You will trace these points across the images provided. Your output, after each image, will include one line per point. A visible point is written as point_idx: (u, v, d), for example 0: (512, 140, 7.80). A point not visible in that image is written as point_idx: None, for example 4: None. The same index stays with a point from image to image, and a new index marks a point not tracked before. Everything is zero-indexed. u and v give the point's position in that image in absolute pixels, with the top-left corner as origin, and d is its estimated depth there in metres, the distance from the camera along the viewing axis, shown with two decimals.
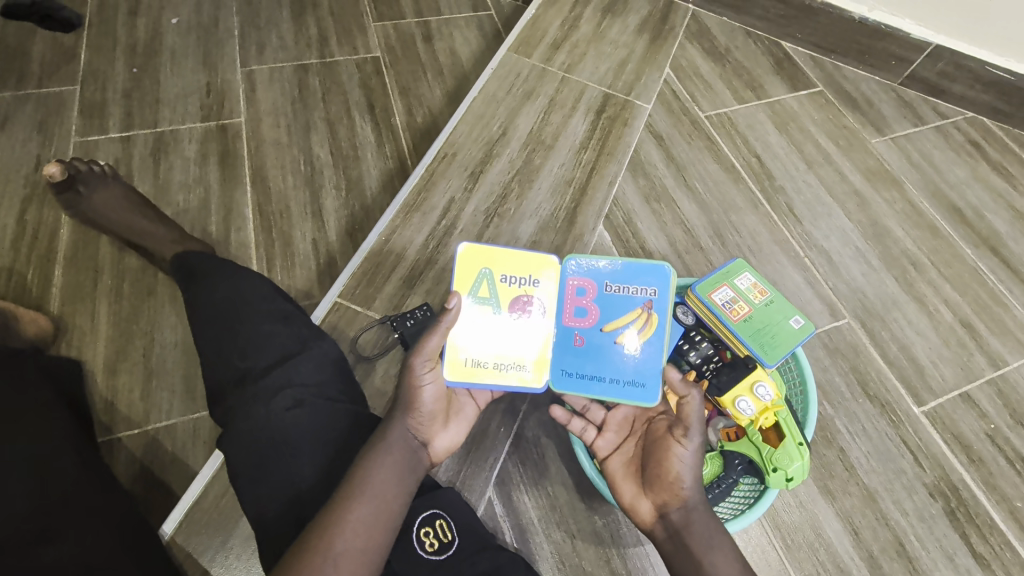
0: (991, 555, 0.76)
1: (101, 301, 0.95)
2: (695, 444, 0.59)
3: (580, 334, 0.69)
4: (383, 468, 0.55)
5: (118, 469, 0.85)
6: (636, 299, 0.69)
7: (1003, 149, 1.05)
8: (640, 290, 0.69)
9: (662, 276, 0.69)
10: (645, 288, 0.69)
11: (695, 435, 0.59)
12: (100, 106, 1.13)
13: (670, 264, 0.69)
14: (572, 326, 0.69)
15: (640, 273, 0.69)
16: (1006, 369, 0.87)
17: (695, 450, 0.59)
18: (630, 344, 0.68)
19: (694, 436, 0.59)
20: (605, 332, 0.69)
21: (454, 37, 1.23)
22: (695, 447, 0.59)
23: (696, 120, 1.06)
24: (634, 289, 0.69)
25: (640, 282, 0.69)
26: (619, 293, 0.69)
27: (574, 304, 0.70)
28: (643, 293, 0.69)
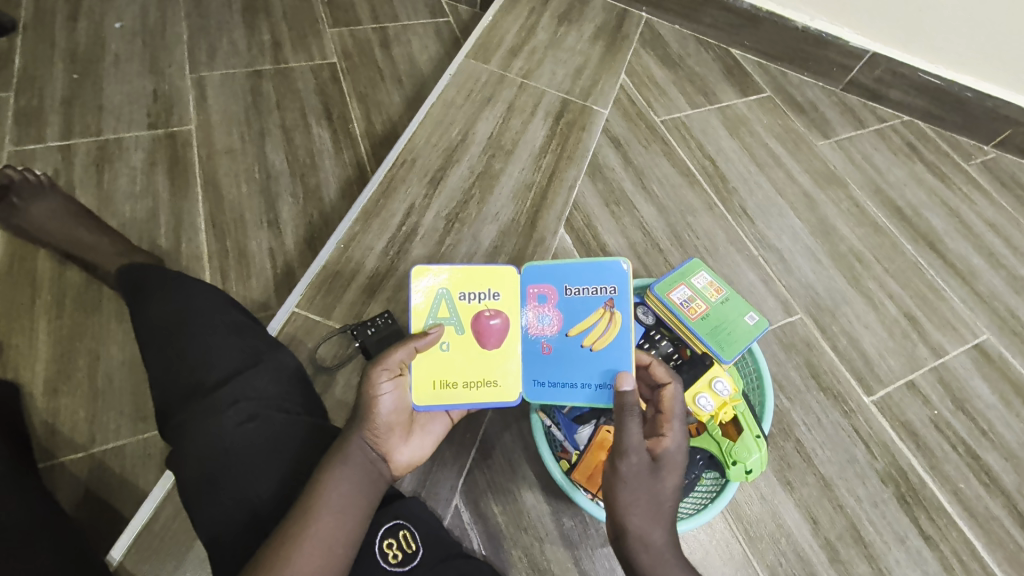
0: (938, 536, 0.79)
1: (40, 319, 0.90)
2: (629, 471, 0.54)
3: (547, 341, 0.68)
4: (340, 483, 0.53)
5: (60, 496, 0.80)
6: (597, 299, 0.68)
7: (936, 150, 1.11)
8: (602, 290, 0.68)
9: (620, 273, 0.68)
10: (605, 286, 0.68)
11: (627, 461, 0.54)
12: (37, 114, 1.08)
13: (627, 259, 0.69)
14: (538, 334, 0.69)
15: (598, 272, 0.68)
16: (946, 358, 0.91)
17: (633, 478, 0.54)
18: (598, 347, 0.67)
19: (629, 462, 0.54)
20: (572, 338, 0.68)
21: (412, 43, 1.23)
22: (630, 475, 0.54)
23: (652, 125, 1.08)
24: (595, 289, 0.68)
25: (600, 282, 0.68)
26: (582, 297, 0.69)
27: (536, 312, 0.69)
28: (604, 291, 0.68)
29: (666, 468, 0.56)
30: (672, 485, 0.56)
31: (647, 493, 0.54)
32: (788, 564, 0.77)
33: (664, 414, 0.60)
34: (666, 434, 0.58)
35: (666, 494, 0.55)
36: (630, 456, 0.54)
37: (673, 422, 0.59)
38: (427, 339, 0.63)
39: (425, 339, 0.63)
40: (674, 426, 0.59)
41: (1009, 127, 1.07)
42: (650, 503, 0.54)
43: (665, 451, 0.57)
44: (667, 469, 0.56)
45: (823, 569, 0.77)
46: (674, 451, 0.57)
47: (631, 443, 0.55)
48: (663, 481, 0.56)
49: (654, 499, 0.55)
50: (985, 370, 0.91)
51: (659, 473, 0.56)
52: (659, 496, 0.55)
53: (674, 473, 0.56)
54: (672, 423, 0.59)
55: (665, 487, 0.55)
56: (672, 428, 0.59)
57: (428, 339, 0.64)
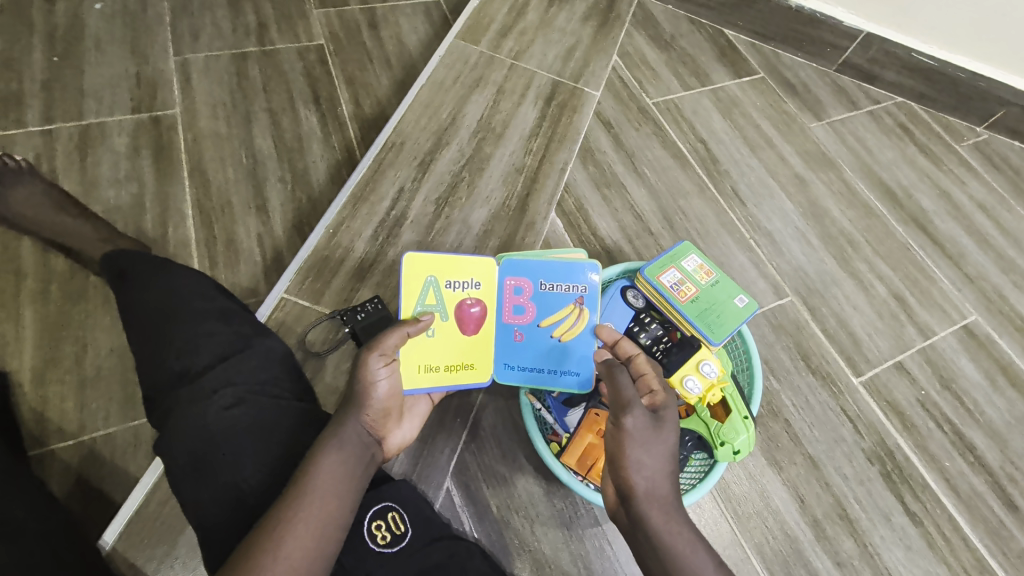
0: (923, 513, 0.81)
1: (25, 307, 0.89)
2: (635, 424, 0.54)
3: (519, 330, 0.72)
4: (334, 466, 0.52)
5: (51, 483, 0.79)
6: (569, 295, 0.72)
7: (928, 131, 1.11)
8: (574, 288, 0.72)
9: (592, 273, 0.72)
10: (576, 285, 0.72)
11: (630, 414, 0.54)
12: (16, 98, 1.05)
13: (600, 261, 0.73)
14: (511, 323, 0.72)
15: (571, 270, 0.72)
16: (934, 338, 0.92)
17: (638, 431, 0.54)
18: (565, 338, 0.72)
19: (633, 416, 0.54)
20: (541, 330, 0.72)
21: (401, 24, 1.20)
22: (636, 429, 0.54)
23: (643, 107, 1.07)
24: (567, 286, 0.72)
25: (573, 280, 0.72)
26: (555, 292, 0.72)
27: (512, 302, 0.72)
28: (575, 289, 0.72)
29: (667, 419, 0.56)
30: (674, 437, 0.55)
31: (655, 446, 0.53)
32: (775, 543, 0.78)
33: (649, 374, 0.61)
34: (660, 390, 0.59)
35: (672, 447, 0.54)
36: (632, 410, 0.55)
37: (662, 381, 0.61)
38: (419, 326, 0.63)
39: (415, 326, 0.63)
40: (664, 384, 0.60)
41: (1001, 107, 1.07)
42: (659, 456, 0.53)
43: (663, 404, 0.57)
44: (668, 424, 0.56)
45: (810, 545, 0.78)
46: (671, 403, 0.57)
47: (630, 398, 0.56)
48: (667, 432, 0.55)
49: (662, 451, 0.53)
50: (972, 350, 0.92)
51: (662, 424, 0.55)
52: (669, 447, 0.54)
53: (675, 426, 0.56)
54: (661, 381, 0.60)
55: (670, 440, 0.55)
56: (664, 386, 0.60)
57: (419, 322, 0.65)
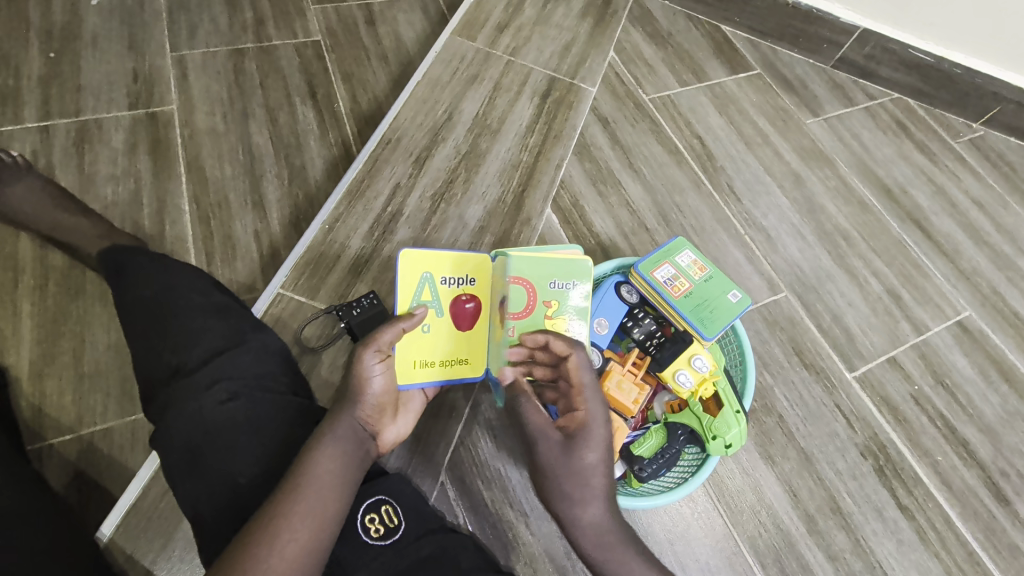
0: (915, 507, 0.81)
1: (22, 302, 0.90)
2: (544, 456, 0.56)
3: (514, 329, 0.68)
4: (330, 461, 0.53)
5: (51, 477, 0.80)
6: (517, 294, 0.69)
7: (925, 128, 1.11)
8: (572, 287, 0.71)
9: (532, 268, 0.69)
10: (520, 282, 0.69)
11: (538, 447, 0.57)
12: (13, 94, 1.05)
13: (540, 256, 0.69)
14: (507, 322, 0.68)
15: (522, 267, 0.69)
16: (928, 334, 0.92)
17: (548, 462, 0.55)
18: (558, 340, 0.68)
19: (542, 447, 0.56)
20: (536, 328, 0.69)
21: (398, 20, 1.20)
22: (547, 459, 0.56)
23: (640, 103, 1.07)
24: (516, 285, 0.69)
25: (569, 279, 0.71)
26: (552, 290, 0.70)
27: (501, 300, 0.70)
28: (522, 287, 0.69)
29: (581, 442, 0.55)
30: (593, 459, 0.54)
31: (568, 474, 0.54)
32: (768, 536, 0.79)
33: (575, 386, 0.59)
34: (580, 408, 0.57)
35: (590, 470, 0.54)
36: (539, 443, 0.57)
37: (588, 392, 0.58)
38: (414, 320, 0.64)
39: (411, 320, 0.64)
40: (588, 397, 0.58)
41: (997, 104, 1.07)
42: (577, 484, 0.54)
43: (580, 425, 0.56)
44: (583, 445, 0.55)
45: (802, 539, 0.79)
46: (587, 424, 0.56)
47: (539, 428, 0.58)
48: (581, 456, 0.55)
49: (578, 478, 0.54)
50: (966, 346, 0.92)
51: (575, 449, 0.55)
52: (584, 473, 0.54)
53: (592, 447, 0.55)
54: (586, 393, 0.58)
55: (585, 463, 0.54)
56: (585, 399, 0.58)
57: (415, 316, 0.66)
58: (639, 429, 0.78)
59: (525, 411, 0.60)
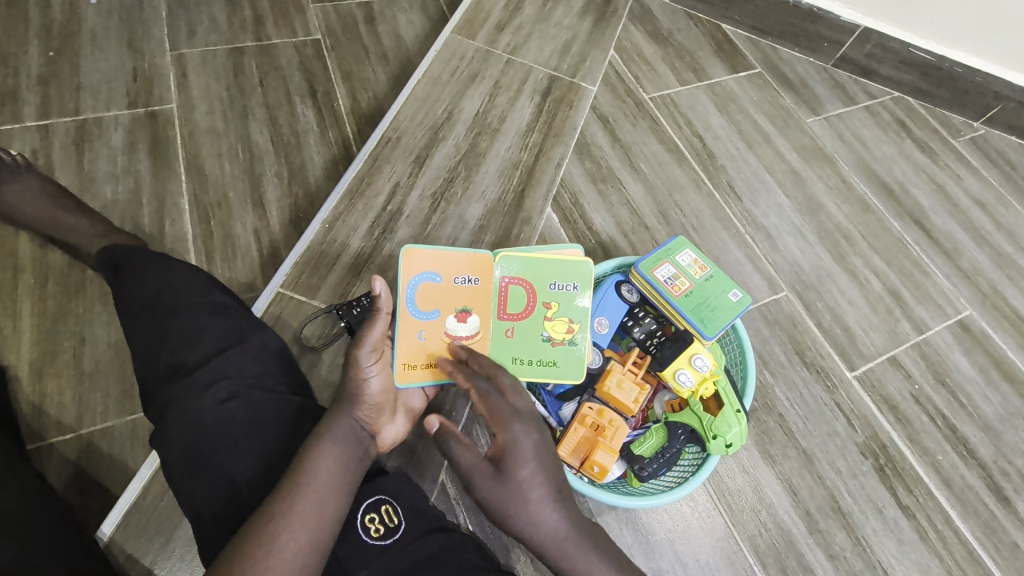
0: (915, 506, 0.81)
1: (22, 301, 0.89)
2: (483, 493, 0.54)
3: (511, 328, 0.73)
4: (329, 460, 0.53)
5: (50, 475, 0.80)
6: (518, 291, 0.74)
7: (926, 126, 1.11)
8: (572, 288, 0.74)
9: (531, 266, 0.74)
10: (519, 280, 0.74)
11: (475, 487, 0.55)
12: (13, 93, 1.05)
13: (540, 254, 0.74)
14: (505, 321, 0.73)
15: (522, 265, 0.74)
16: (928, 333, 0.92)
17: (489, 496, 0.53)
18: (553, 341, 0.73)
19: (478, 486, 0.54)
20: (534, 327, 0.73)
21: (398, 18, 1.20)
22: (486, 496, 0.54)
23: (640, 102, 1.07)
24: (515, 282, 0.74)
25: (569, 279, 0.74)
26: (552, 291, 0.74)
27: (504, 298, 0.73)
28: (520, 284, 0.74)
29: (510, 465, 0.54)
30: (525, 476, 0.53)
31: (507, 499, 0.52)
32: (768, 535, 0.79)
33: (487, 414, 0.58)
34: (499, 432, 0.56)
35: (527, 485, 0.52)
36: (474, 482, 0.55)
37: (502, 415, 0.57)
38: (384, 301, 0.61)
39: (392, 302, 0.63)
40: (501, 420, 0.56)
41: (998, 102, 1.07)
42: (518, 504, 0.52)
43: (502, 449, 0.54)
44: (512, 465, 0.53)
45: (802, 538, 0.79)
46: (510, 444, 0.54)
47: (470, 466, 0.56)
48: (514, 475, 0.53)
49: (519, 499, 0.52)
50: (966, 345, 0.92)
51: (506, 473, 0.53)
52: (520, 491, 0.52)
53: (520, 465, 0.53)
54: (499, 417, 0.56)
55: (519, 483, 0.53)
56: (498, 424, 0.56)
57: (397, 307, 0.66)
58: (639, 429, 0.79)
59: (452, 453, 0.57)
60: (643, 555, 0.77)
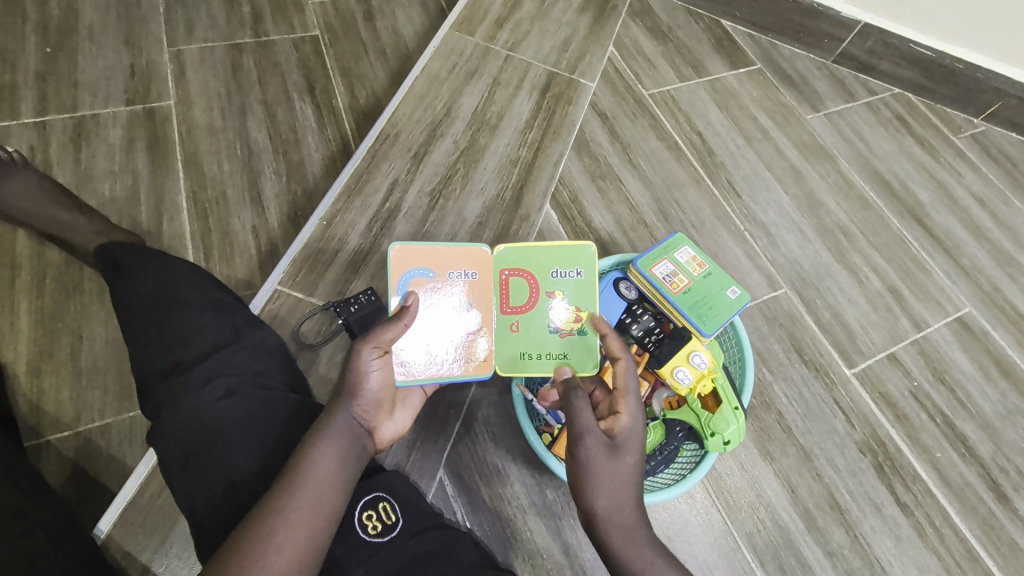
0: (914, 503, 0.81)
1: (20, 298, 0.89)
2: (588, 454, 0.54)
3: (517, 321, 0.72)
4: (328, 456, 0.53)
5: (47, 472, 0.80)
6: (519, 283, 0.73)
7: (926, 123, 1.10)
8: (573, 274, 0.73)
9: (531, 257, 0.73)
10: (520, 271, 0.73)
11: (584, 446, 0.54)
12: (10, 89, 1.05)
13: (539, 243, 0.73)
14: (508, 314, 0.73)
15: (521, 257, 0.73)
16: (927, 331, 0.92)
17: (592, 462, 0.54)
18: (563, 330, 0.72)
19: (587, 446, 0.54)
20: (541, 317, 0.72)
21: (397, 15, 1.20)
22: (589, 459, 0.54)
23: (639, 98, 1.07)
24: (516, 274, 0.73)
25: (569, 265, 0.73)
26: (553, 279, 0.73)
27: (505, 291, 0.73)
28: (522, 275, 0.73)
29: (626, 446, 0.56)
30: (633, 463, 0.55)
31: (610, 475, 0.53)
32: (766, 533, 0.79)
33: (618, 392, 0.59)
34: (623, 413, 0.58)
35: (629, 474, 0.54)
36: (587, 439, 0.55)
37: (631, 399, 0.59)
38: (410, 311, 0.63)
39: (411, 312, 0.64)
40: (632, 403, 0.58)
41: (999, 99, 1.06)
42: (616, 484, 0.53)
43: (623, 430, 0.57)
44: (626, 449, 0.55)
45: (800, 535, 0.79)
46: (631, 429, 0.57)
47: (586, 426, 0.55)
48: (625, 459, 0.55)
49: (619, 480, 0.53)
50: (965, 342, 0.92)
51: (619, 452, 0.55)
52: (624, 476, 0.54)
53: (634, 452, 0.56)
54: (630, 400, 0.59)
55: (626, 468, 0.54)
56: (628, 404, 0.58)
57: (405, 304, 0.65)
58: None
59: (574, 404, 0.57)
60: None
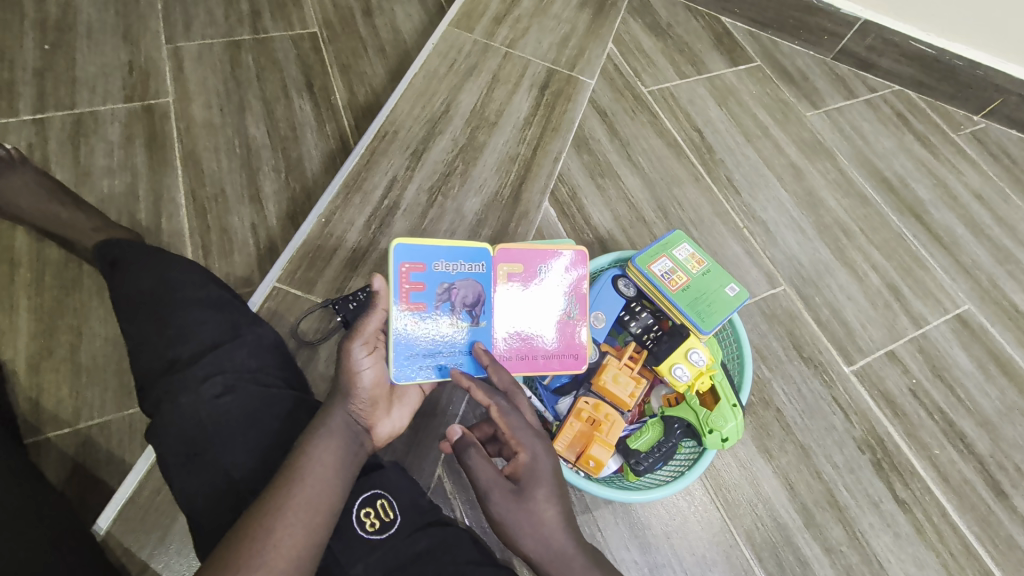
0: (912, 500, 0.82)
1: (19, 296, 0.89)
2: (499, 512, 0.54)
3: (509, 317, 0.73)
4: (325, 453, 0.53)
5: (48, 471, 0.80)
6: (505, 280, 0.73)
7: (926, 120, 1.10)
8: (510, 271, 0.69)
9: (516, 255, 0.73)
10: (510, 267, 0.73)
11: (490, 502, 0.55)
12: (9, 86, 1.05)
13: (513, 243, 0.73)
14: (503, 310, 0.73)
15: (508, 255, 0.73)
16: (927, 327, 0.92)
17: (505, 514, 0.54)
18: (475, 348, 0.66)
19: (493, 502, 0.54)
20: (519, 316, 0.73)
21: (396, 11, 1.19)
22: (502, 514, 0.54)
23: (639, 95, 1.06)
24: (505, 270, 0.73)
25: (555, 264, 0.75)
26: (539, 279, 0.74)
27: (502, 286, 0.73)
28: (510, 271, 0.73)
29: (529, 483, 0.55)
30: (545, 495, 0.54)
31: (528, 520, 0.54)
32: (764, 530, 0.79)
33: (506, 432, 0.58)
34: (519, 451, 0.56)
35: (543, 504, 0.54)
36: (490, 497, 0.55)
37: (520, 433, 0.57)
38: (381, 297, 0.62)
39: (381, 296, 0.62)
40: (521, 438, 0.57)
41: (999, 96, 1.06)
42: (538, 526, 0.53)
43: (523, 469, 0.55)
44: (533, 486, 0.55)
45: (799, 533, 0.79)
46: (527, 464, 0.55)
47: (487, 482, 0.55)
48: (534, 497, 0.54)
49: (539, 520, 0.54)
50: (965, 339, 0.92)
51: (525, 491, 0.54)
52: (536, 508, 0.54)
53: (541, 484, 0.55)
54: (519, 435, 0.57)
55: (539, 501, 0.54)
56: (518, 442, 0.57)
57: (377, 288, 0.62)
58: (635, 422, 0.79)
59: (469, 465, 0.57)
60: (640, 550, 0.77)
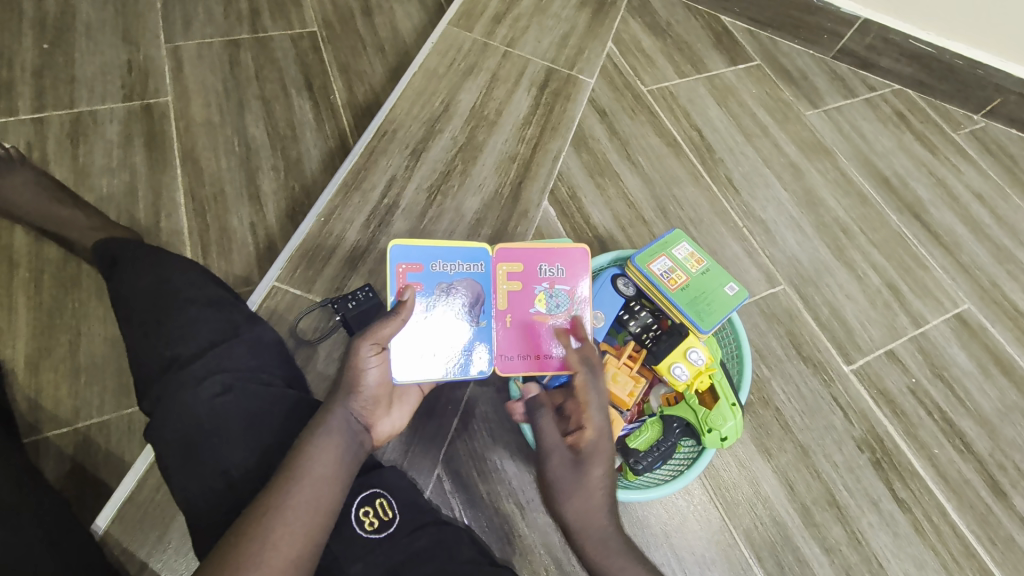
0: (911, 500, 0.81)
1: (18, 295, 0.89)
2: (553, 474, 0.58)
3: (508, 316, 0.73)
4: (324, 452, 0.53)
5: (46, 470, 0.80)
6: (505, 280, 0.73)
7: (926, 119, 1.10)
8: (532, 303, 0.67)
9: (517, 254, 0.73)
10: (510, 265, 0.74)
11: (549, 463, 0.58)
12: (7, 85, 1.05)
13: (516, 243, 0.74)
14: (502, 310, 0.73)
15: (508, 254, 0.73)
16: (926, 327, 0.92)
17: (558, 479, 0.57)
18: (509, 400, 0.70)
19: (552, 465, 0.58)
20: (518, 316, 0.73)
21: (395, 11, 1.19)
22: (555, 478, 0.57)
23: (639, 95, 1.06)
24: (505, 269, 0.73)
25: (556, 263, 0.74)
26: (540, 277, 0.74)
27: (502, 285, 0.73)
28: (509, 269, 0.73)
29: (588, 459, 0.57)
30: (600, 473, 0.57)
31: (577, 490, 0.56)
32: (764, 529, 0.79)
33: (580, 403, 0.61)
34: (586, 425, 0.59)
35: (595, 484, 0.56)
36: (551, 458, 0.59)
37: (592, 408, 0.60)
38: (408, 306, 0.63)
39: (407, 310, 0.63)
40: (592, 414, 0.59)
41: (999, 95, 1.06)
42: (585, 500, 0.56)
43: (587, 444, 0.58)
44: (591, 461, 0.57)
45: (798, 532, 0.79)
46: (593, 440, 0.58)
47: (551, 445, 0.60)
48: (590, 473, 0.57)
49: (587, 494, 0.56)
50: (964, 339, 0.92)
51: (584, 464, 0.57)
52: (588, 486, 0.56)
53: (601, 462, 0.57)
54: (590, 412, 0.60)
55: (591, 480, 0.56)
56: (589, 416, 0.59)
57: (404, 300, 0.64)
58: (635, 421, 0.79)
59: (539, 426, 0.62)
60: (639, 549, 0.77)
